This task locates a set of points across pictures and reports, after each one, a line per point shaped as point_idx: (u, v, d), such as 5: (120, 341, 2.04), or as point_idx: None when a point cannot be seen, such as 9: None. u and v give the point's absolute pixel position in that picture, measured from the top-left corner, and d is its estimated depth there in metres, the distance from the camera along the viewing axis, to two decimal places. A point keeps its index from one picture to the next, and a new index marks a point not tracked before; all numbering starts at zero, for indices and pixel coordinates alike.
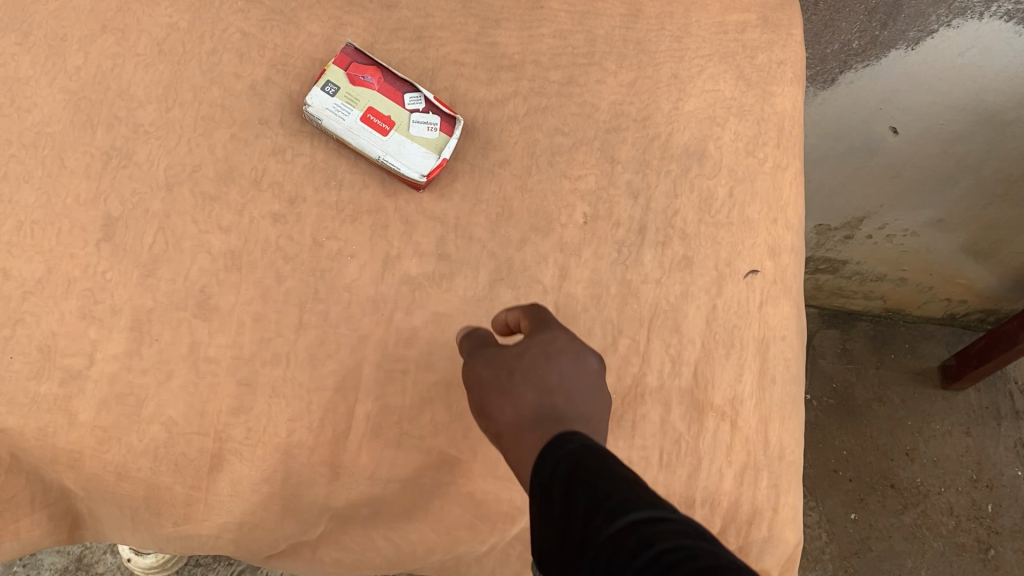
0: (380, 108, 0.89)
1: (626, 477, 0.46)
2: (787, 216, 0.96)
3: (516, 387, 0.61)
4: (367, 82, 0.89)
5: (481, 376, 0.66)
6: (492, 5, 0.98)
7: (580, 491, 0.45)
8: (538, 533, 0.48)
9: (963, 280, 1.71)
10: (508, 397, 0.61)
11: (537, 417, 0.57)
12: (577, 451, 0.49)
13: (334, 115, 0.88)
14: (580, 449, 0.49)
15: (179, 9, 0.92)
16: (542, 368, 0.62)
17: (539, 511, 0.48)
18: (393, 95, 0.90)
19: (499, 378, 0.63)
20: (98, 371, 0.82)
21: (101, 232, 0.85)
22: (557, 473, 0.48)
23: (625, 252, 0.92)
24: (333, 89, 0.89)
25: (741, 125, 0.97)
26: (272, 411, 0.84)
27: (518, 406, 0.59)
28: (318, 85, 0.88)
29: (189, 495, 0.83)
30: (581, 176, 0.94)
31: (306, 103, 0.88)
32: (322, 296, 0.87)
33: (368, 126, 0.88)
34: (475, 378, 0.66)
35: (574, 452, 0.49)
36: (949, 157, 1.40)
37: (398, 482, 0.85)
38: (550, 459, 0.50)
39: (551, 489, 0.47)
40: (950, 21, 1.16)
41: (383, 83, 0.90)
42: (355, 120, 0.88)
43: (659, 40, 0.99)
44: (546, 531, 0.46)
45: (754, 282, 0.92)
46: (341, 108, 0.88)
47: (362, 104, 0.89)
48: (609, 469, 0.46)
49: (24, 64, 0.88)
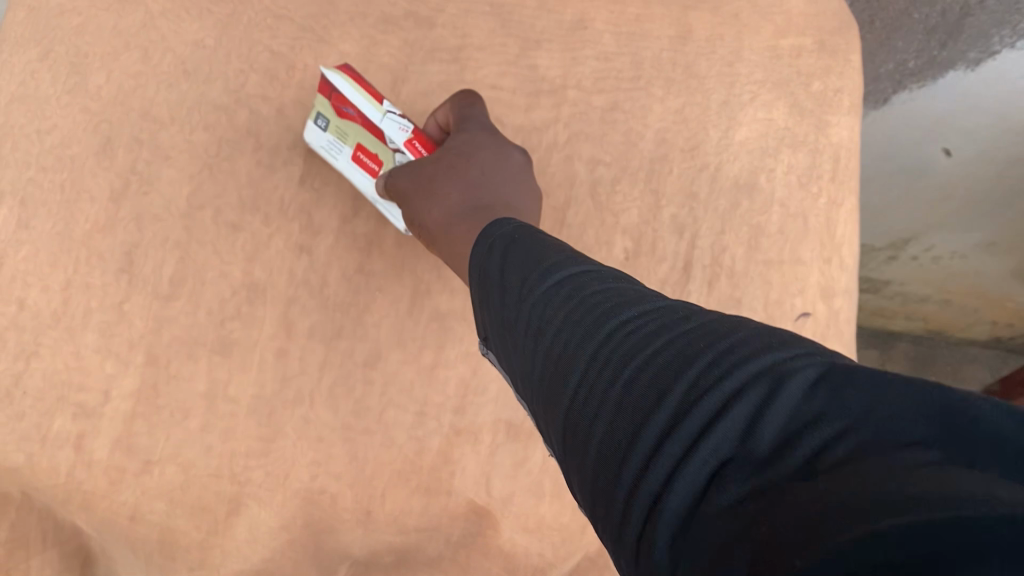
0: (367, 147, 0.79)
1: (538, 244, 0.50)
2: (842, 256, 0.90)
3: (446, 188, 0.69)
4: (349, 115, 0.77)
5: (401, 183, 0.72)
6: (533, 25, 0.92)
7: (506, 268, 0.49)
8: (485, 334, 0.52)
9: (1011, 304, 1.56)
10: (425, 208, 0.69)
11: (469, 211, 0.66)
12: (504, 225, 0.53)
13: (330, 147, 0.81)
14: (504, 223, 0.54)
15: (205, 26, 0.87)
16: (452, 170, 0.70)
17: (477, 301, 0.52)
18: (375, 133, 0.76)
19: (412, 186, 0.71)
20: (113, 408, 0.78)
21: (121, 262, 0.81)
22: (492, 248, 0.52)
23: (669, 292, 0.87)
24: (323, 122, 0.80)
25: (796, 156, 0.92)
26: (294, 453, 0.80)
27: (448, 216, 0.67)
28: (311, 119, 0.80)
29: (204, 540, 0.78)
30: (624, 210, 0.89)
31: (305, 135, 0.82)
32: (347, 332, 0.83)
33: (359, 165, 0.81)
34: (395, 190, 0.72)
35: (501, 233, 0.53)
36: (1004, 180, 1.27)
37: (426, 531, 0.81)
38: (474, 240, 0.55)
39: (484, 268, 0.51)
40: (1015, 42, 1.04)
41: (364, 117, 0.76)
42: (348, 157, 0.81)
43: (709, 63, 0.93)
44: (483, 317, 0.51)
45: (804, 325, 0.87)
46: (333, 145, 0.81)
47: (351, 139, 0.79)
48: (527, 243, 0.50)
49: (44, 82, 0.83)
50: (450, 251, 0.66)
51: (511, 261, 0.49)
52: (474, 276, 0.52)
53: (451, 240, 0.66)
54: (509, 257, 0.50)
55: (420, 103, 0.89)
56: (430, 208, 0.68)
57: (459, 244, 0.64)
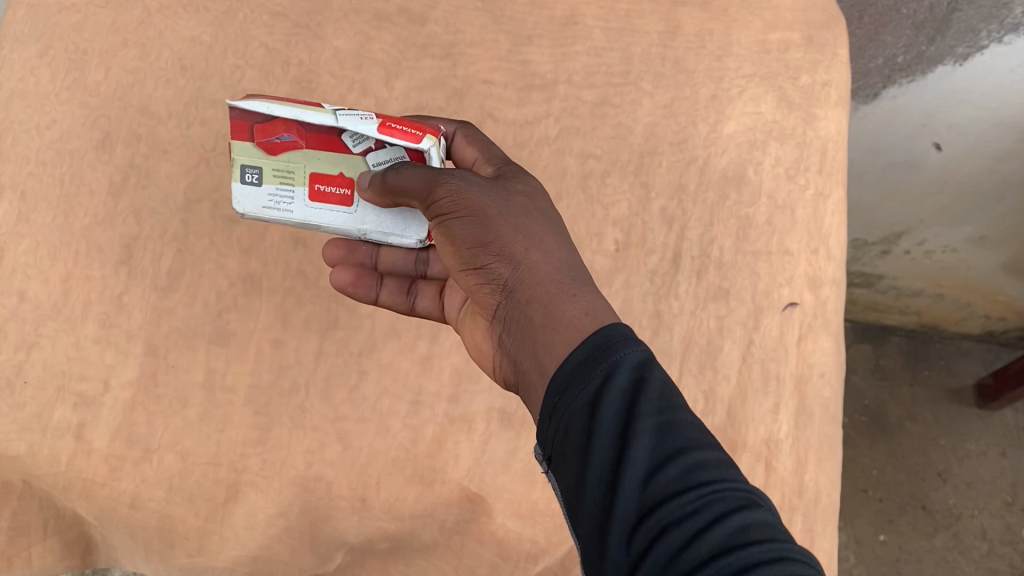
0: (327, 171, 0.65)
1: (671, 414, 0.46)
2: (829, 246, 0.91)
3: (532, 228, 0.59)
4: (290, 143, 0.64)
5: (459, 196, 0.59)
6: (525, 22, 0.95)
7: (629, 429, 0.45)
8: (560, 458, 0.48)
9: (1002, 297, 1.55)
10: (503, 240, 0.58)
11: (570, 275, 0.58)
12: (629, 362, 0.48)
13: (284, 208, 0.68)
14: (629, 358, 0.49)
15: (202, 22, 0.89)
16: (532, 211, 0.61)
17: (571, 433, 0.47)
18: (330, 145, 0.65)
19: (488, 210, 0.59)
20: (114, 398, 0.80)
21: (120, 254, 0.83)
22: (610, 399, 0.47)
23: (659, 282, 0.89)
24: (254, 174, 0.64)
25: (782, 150, 0.93)
26: (290, 441, 0.81)
27: (542, 268, 0.57)
28: (236, 178, 0.64)
29: (202, 526, 0.79)
30: (614, 202, 0.91)
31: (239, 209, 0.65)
32: (342, 323, 0.85)
33: (323, 201, 0.66)
34: (454, 200, 0.58)
35: (624, 376, 0.48)
36: (994, 174, 1.28)
37: (420, 517, 0.81)
38: (578, 359, 0.50)
39: (594, 408, 0.47)
40: (1003, 37, 1.07)
41: (310, 135, 0.65)
42: (303, 198, 0.65)
43: (698, 59, 0.95)
44: (573, 450, 0.47)
45: (792, 315, 0.88)
46: (280, 193, 0.65)
47: (302, 173, 0.65)
48: (659, 409, 0.46)
49: (44, 78, 0.86)
50: (544, 306, 0.56)
51: (636, 425, 0.45)
52: (574, 402, 0.48)
53: (542, 293, 0.56)
54: (636, 418, 0.45)
55: (414, 98, 0.90)
56: (521, 245, 0.58)
57: (564, 307, 0.55)
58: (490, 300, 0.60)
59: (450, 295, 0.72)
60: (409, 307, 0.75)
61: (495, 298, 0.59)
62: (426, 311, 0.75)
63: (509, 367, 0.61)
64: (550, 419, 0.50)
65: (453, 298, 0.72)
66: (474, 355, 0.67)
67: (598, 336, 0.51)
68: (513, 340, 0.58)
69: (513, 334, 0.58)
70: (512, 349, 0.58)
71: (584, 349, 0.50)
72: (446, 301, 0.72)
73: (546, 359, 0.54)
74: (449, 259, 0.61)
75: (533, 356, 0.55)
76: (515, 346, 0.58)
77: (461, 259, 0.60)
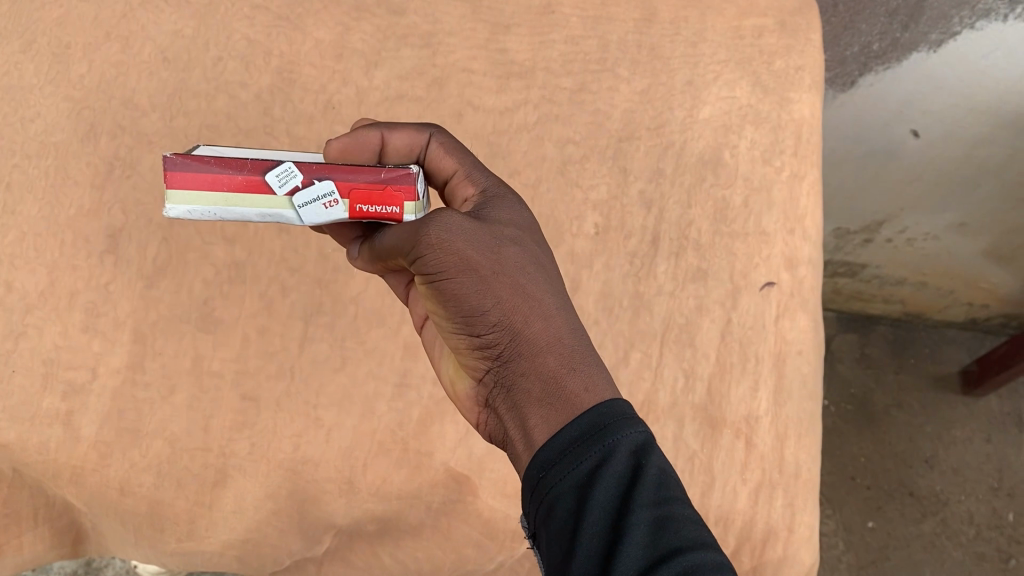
0: None
1: (667, 508, 0.46)
2: (805, 227, 0.92)
3: (530, 285, 0.53)
4: None
5: (446, 253, 0.51)
6: (503, 10, 0.96)
7: (622, 524, 0.45)
8: (540, 535, 0.48)
9: (985, 284, 1.52)
10: (499, 303, 0.51)
11: (575, 343, 0.52)
12: (626, 446, 0.47)
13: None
14: (626, 441, 0.47)
15: (184, 16, 0.90)
16: (527, 263, 0.53)
17: (556, 515, 0.46)
18: None
19: (481, 269, 0.51)
20: (101, 385, 0.81)
21: (106, 244, 0.84)
22: (603, 483, 0.46)
23: (638, 263, 0.90)
24: None
25: (758, 133, 0.95)
26: (278, 425, 0.82)
27: (543, 339, 0.51)
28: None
29: (192, 510, 0.80)
30: (593, 186, 0.92)
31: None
32: (326, 309, 0.86)
33: None
34: (441, 259, 0.51)
35: (620, 463, 0.46)
36: (971, 160, 1.26)
37: (407, 498, 0.82)
38: (570, 436, 0.48)
39: (585, 495, 0.46)
40: (975, 23, 1.06)
41: None
42: None
43: (674, 45, 0.97)
44: (558, 533, 0.46)
45: (770, 294, 0.89)
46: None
47: None
48: (654, 501, 0.46)
49: (27, 72, 0.87)
50: (542, 383, 0.50)
51: (630, 521, 0.45)
52: (561, 481, 0.47)
53: (541, 366, 0.51)
54: (631, 512, 0.45)
55: (394, 87, 0.92)
56: (520, 313, 0.51)
57: (565, 385, 0.50)
58: (481, 362, 0.54)
59: (415, 297, 0.67)
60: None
61: (483, 362, 0.54)
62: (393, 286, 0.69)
63: (490, 421, 0.57)
64: (532, 493, 0.48)
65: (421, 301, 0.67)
66: (448, 386, 0.63)
67: (595, 413, 0.48)
68: (499, 403, 0.54)
69: (498, 397, 0.54)
70: (497, 410, 0.54)
71: (577, 424, 0.48)
72: (414, 299, 0.67)
73: (534, 436, 0.50)
74: (431, 308, 0.55)
75: (519, 427, 0.51)
76: (500, 409, 0.54)
77: (448, 315, 0.54)
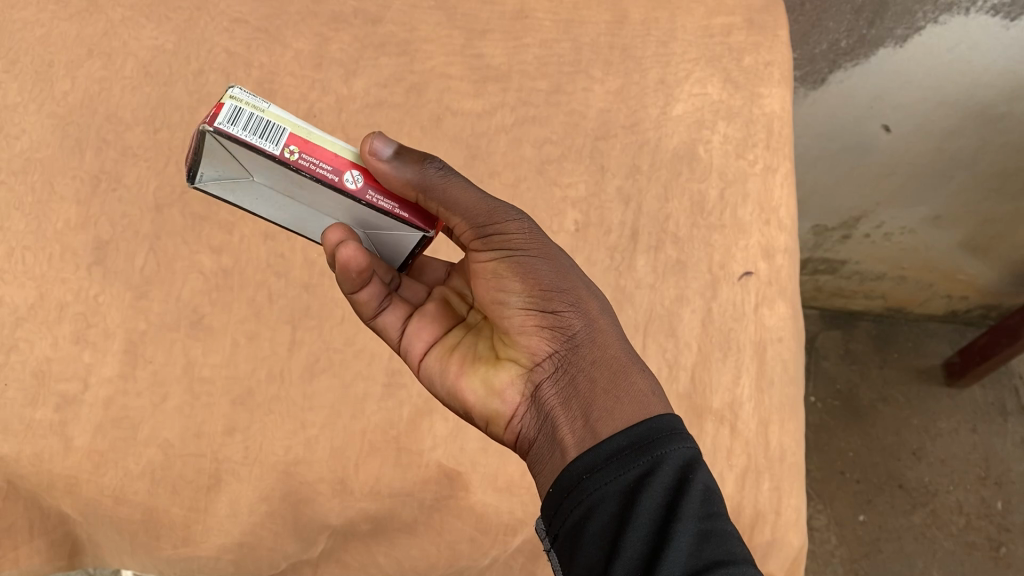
0: None
1: (712, 522, 0.47)
2: (779, 217, 0.94)
3: (601, 295, 0.60)
4: None
5: (535, 237, 0.58)
6: (478, 18, 0.99)
7: (668, 530, 0.46)
8: (574, 536, 0.49)
9: (963, 276, 1.54)
10: (579, 295, 0.58)
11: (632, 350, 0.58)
12: (674, 460, 0.50)
13: (263, 143, 0.52)
14: (676, 454, 0.50)
15: (164, 31, 0.94)
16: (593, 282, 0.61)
17: (598, 516, 0.48)
18: None
19: (562, 261, 0.59)
20: (93, 395, 0.82)
21: (93, 256, 0.86)
22: (652, 491, 0.48)
23: (619, 258, 0.92)
24: None
25: (730, 128, 0.97)
26: (270, 429, 0.83)
27: (609, 333, 0.57)
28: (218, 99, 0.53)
29: (187, 516, 0.80)
30: (571, 184, 0.94)
31: (218, 102, 0.51)
32: (313, 313, 0.88)
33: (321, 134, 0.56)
34: (530, 239, 0.58)
35: (667, 474, 0.49)
36: (942, 153, 1.27)
37: (400, 497, 0.82)
38: (624, 441, 0.51)
39: (634, 497, 0.48)
40: (938, 17, 1.08)
41: None
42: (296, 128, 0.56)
43: (645, 45, 1.00)
44: (598, 532, 0.48)
45: (748, 284, 0.91)
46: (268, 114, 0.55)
47: None
48: (701, 515, 0.48)
49: (12, 90, 0.90)
50: (609, 371, 0.55)
51: (677, 529, 0.46)
52: (604, 486, 0.49)
53: (608, 360, 0.56)
54: (680, 520, 0.47)
55: (374, 94, 0.95)
56: (593, 304, 0.58)
57: (632, 382, 0.55)
58: (542, 348, 0.57)
59: (413, 333, 0.66)
60: (371, 314, 0.66)
61: (545, 352, 0.58)
62: (384, 327, 0.66)
63: (527, 422, 0.59)
64: (570, 493, 0.50)
65: (415, 337, 0.66)
66: (455, 398, 0.63)
67: (654, 424, 0.51)
68: (551, 395, 0.57)
69: (550, 390, 0.57)
70: (546, 403, 0.57)
71: (632, 431, 0.51)
72: (411, 335, 0.66)
73: (596, 425, 0.53)
74: (490, 298, 0.59)
75: (579, 418, 0.54)
76: (552, 402, 0.56)
77: (519, 296, 0.57)
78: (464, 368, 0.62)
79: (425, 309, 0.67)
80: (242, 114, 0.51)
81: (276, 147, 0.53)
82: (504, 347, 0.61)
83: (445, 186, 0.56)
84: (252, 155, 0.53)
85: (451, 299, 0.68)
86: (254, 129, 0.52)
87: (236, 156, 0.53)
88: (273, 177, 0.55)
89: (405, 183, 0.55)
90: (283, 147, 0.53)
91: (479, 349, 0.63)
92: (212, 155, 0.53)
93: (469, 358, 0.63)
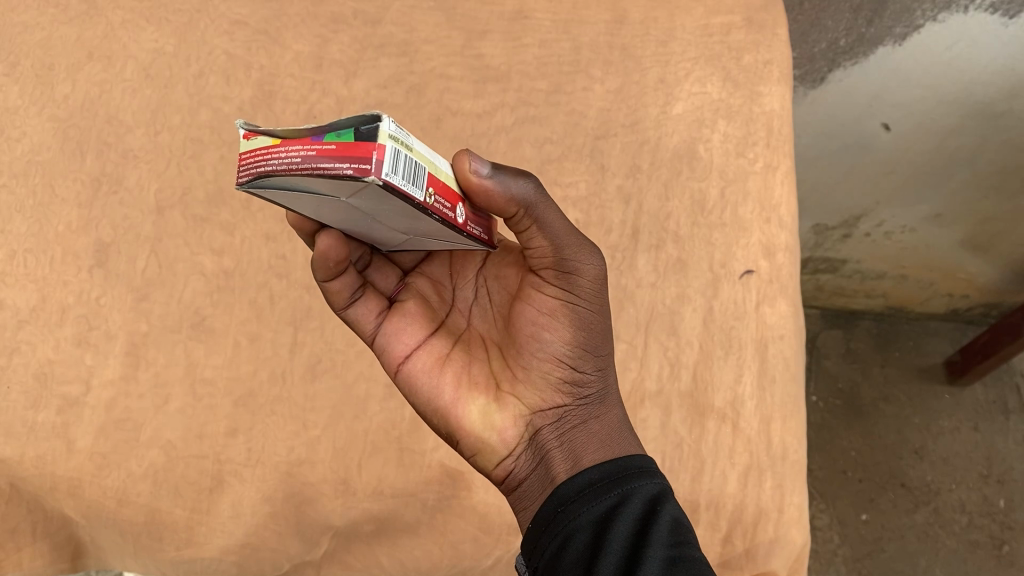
0: None
1: (682, 548, 0.48)
2: (780, 215, 0.94)
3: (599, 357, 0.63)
4: None
5: (600, 292, 0.58)
6: (477, 18, 1.00)
7: (640, 552, 0.47)
8: (550, 566, 0.50)
9: (963, 274, 1.54)
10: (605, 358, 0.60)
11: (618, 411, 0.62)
12: (642, 495, 0.52)
13: (410, 188, 0.43)
14: (645, 488, 0.52)
15: (164, 33, 0.94)
16: None
17: (573, 544, 0.50)
18: None
19: (604, 320, 0.60)
20: (95, 397, 0.82)
21: (95, 258, 0.86)
22: (620, 519, 0.50)
23: (620, 257, 0.92)
24: None
25: (730, 126, 0.97)
26: (274, 429, 0.83)
27: (612, 396, 0.61)
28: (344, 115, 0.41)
29: (190, 518, 0.80)
30: (572, 183, 0.94)
31: (379, 143, 0.39)
32: (315, 313, 0.87)
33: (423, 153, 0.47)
34: (596, 291, 0.57)
35: (635, 506, 0.51)
36: (943, 152, 1.26)
37: (401, 496, 0.82)
38: (596, 477, 0.53)
39: (606, 525, 0.49)
40: (937, 14, 1.08)
41: None
42: None
43: (645, 44, 1.00)
44: (571, 559, 0.49)
45: (750, 282, 0.90)
46: None
47: None
48: (670, 541, 0.48)
49: (13, 94, 0.91)
50: (609, 431, 0.59)
51: (647, 550, 0.47)
52: (578, 517, 0.51)
53: (608, 420, 0.59)
54: (649, 544, 0.47)
55: (373, 95, 0.95)
56: (608, 367, 0.61)
57: (623, 442, 0.59)
58: (560, 395, 0.59)
59: (395, 335, 0.62)
60: (343, 304, 0.62)
61: (556, 399, 0.59)
62: (356, 320, 0.62)
63: (520, 462, 0.59)
64: (547, 528, 0.52)
65: (397, 338, 0.62)
66: (441, 417, 0.60)
67: (625, 466, 0.54)
68: (550, 438, 0.58)
69: (554, 433, 0.58)
70: (542, 446, 0.58)
71: (604, 471, 0.54)
72: (391, 335, 0.62)
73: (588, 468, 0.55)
74: (524, 330, 0.58)
75: (572, 461, 0.56)
76: (556, 444, 0.58)
77: (564, 340, 0.58)
78: (460, 391, 0.60)
79: (407, 308, 0.62)
80: (399, 157, 0.41)
81: (419, 192, 0.44)
82: (505, 379, 0.60)
83: (543, 208, 0.52)
84: (390, 198, 0.43)
85: (428, 297, 0.64)
86: (409, 175, 0.42)
87: (367, 195, 0.42)
88: (383, 210, 0.46)
89: (509, 199, 0.50)
90: (424, 192, 0.44)
91: (474, 370, 0.60)
92: (335, 185, 0.41)
93: (464, 378, 0.60)
